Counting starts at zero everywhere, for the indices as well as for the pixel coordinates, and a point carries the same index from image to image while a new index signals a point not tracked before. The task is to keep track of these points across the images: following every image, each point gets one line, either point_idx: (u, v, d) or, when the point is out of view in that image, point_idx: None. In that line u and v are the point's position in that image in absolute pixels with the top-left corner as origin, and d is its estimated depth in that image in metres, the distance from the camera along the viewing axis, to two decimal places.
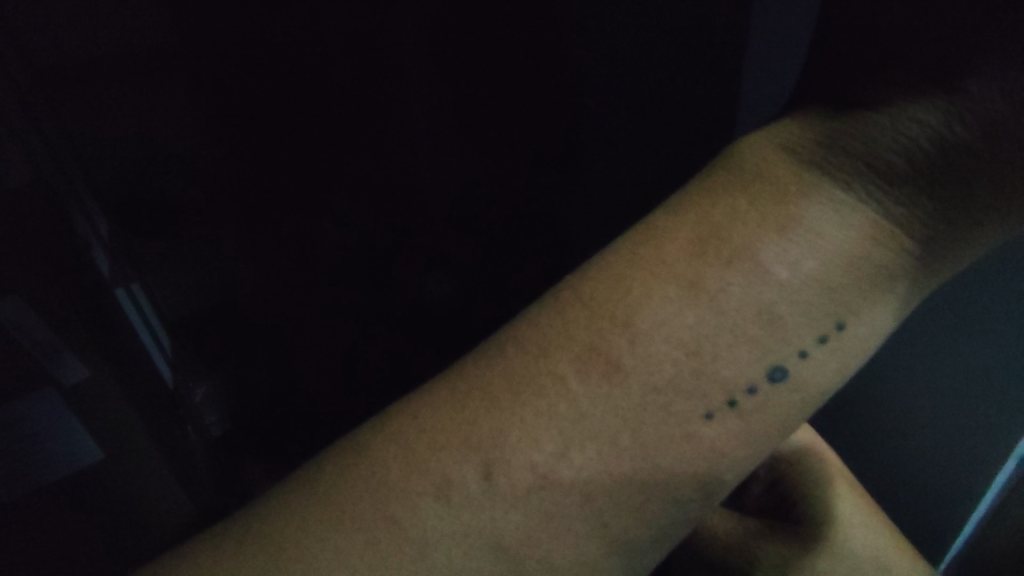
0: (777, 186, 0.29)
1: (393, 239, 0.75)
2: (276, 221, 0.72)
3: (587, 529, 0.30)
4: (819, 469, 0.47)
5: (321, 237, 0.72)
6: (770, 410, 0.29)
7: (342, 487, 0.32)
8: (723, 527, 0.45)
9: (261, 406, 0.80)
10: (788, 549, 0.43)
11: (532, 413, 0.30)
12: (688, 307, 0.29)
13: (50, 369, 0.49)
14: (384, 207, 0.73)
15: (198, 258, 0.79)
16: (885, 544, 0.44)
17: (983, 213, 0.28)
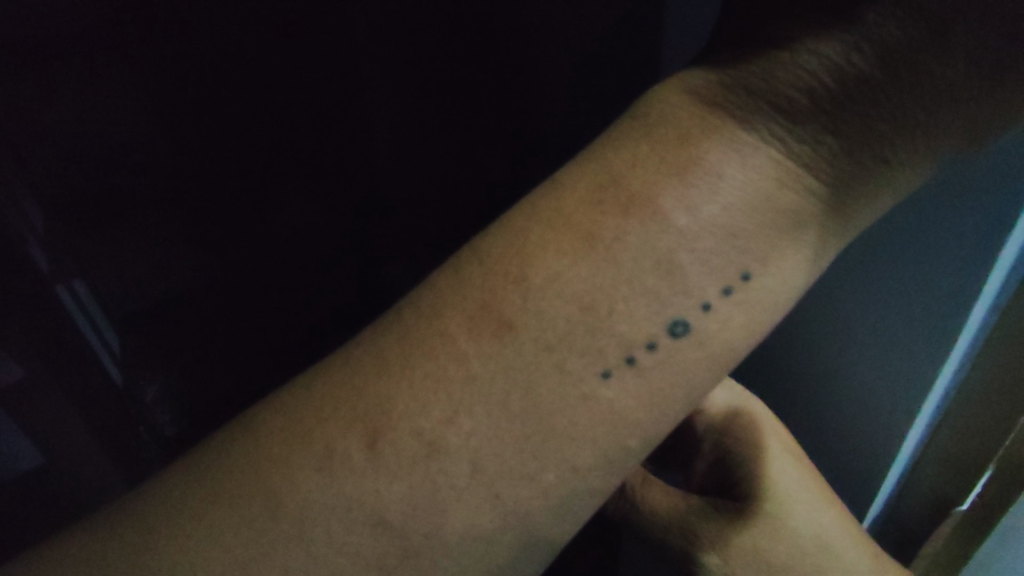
0: (678, 129, 0.27)
1: (257, 209, 0.47)
2: (126, 193, 0.43)
3: (478, 500, 0.27)
4: (753, 432, 0.45)
5: (181, 219, 0.46)
6: (672, 369, 0.27)
7: (227, 465, 0.29)
8: (653, 495, 0.44)
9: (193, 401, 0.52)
10: (726, 526, 0.40)
11: (421, 375, 0.28)
12: (582, 258, 0.27)
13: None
14: (246, 163, 0.45)
15: (103, 257, 0.45)
16: (833, 523, 0.41)
17: (890, 149, 0.26)
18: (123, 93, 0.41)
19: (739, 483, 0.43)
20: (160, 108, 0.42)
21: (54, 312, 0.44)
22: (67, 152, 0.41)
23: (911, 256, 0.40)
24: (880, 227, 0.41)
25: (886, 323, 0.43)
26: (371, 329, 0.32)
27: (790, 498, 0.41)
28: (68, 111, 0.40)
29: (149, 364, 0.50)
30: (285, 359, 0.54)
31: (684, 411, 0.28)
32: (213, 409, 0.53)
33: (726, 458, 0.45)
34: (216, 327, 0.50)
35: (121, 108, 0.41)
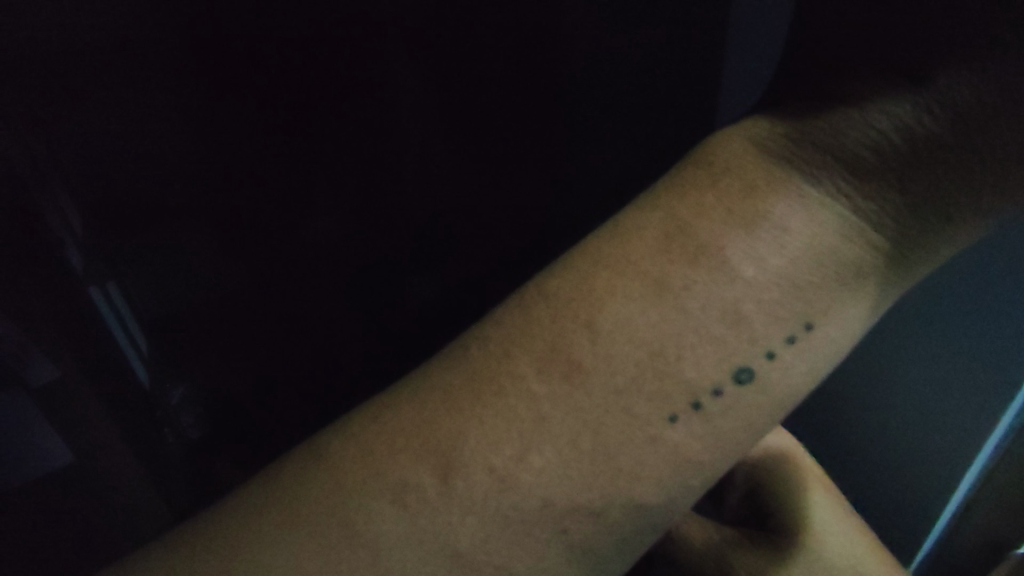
0: (745, 181, 0.28)
1: (306, 239, 0.51)
2: (190, 226, 0.48)
3: (548, 534, 0.29)
4: (791, 472, 0.47)
5: (237, 249, 0.50)
6: (736, 413, 0.28)
7: (300, 494, 0.31)
8: (691, 529, 0.45)
9: (236, 410, 0.57)
10: (765, 559, 0.42)
11: (493, 414, 0.29)
12: (651, 306, 0.28)
13: (16, 372, 0.44)
14: (297, 200, 0.50)
15: (167, 278, 0.50)
16: (864, 550, 0.43)
17: (954, 207, 0.27)
18: (187, 141, 0.45)
19: (773, 515, 0.45)
20: (195, 137, 0.45)
21: (87, 310, 0.47)
22: (137, 191, 0.46)
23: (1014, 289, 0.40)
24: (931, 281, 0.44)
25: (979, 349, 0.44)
26: (436, 359, 0.33)
27: (822, 526, 0.43)
28: (142, 154, 0.45)
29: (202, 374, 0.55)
30: (326, 375, 0.58)
31: (745, 453, 0.29)
32: (261, 418, 0.58)
33: (757, 489, 0.47)
34: (265, 342, 0.55)
35: (185, 155, 0.45)
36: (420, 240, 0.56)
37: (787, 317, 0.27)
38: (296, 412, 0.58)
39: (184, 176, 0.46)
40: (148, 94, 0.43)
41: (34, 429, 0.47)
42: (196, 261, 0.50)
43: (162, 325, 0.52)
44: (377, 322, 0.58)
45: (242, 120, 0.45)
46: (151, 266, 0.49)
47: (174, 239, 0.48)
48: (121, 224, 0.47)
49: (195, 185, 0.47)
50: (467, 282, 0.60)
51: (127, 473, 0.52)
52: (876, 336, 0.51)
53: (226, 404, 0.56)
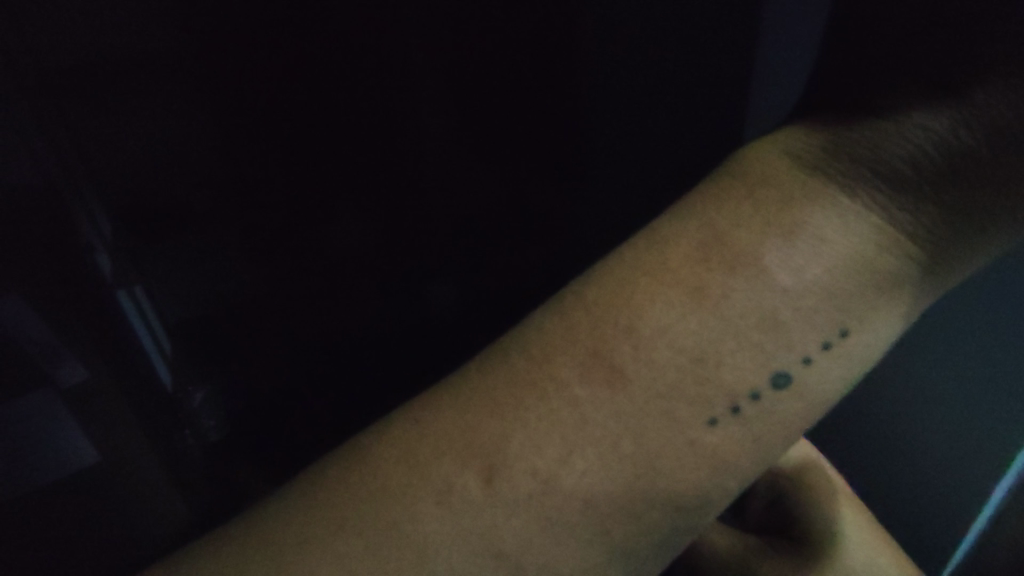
0: (782, 192, 0.29)
1: (335, 243, 0.52)
2: (221, 232, 0.49)
3: (590, 535, 0.29)
4: (812, 481, 0.48)
5: (266, 254, 0.51)
6: (773, 416, 0.29)
7: (346, 497, 0.32)
8: (713, 536, 0.46)
9: (263, 416, 0.57)
10: (791, 564, 0.43)
11: (536, 417, 0.30)
12: (691, 312, 0.29)
13: (49, 371, 0.45)
14: (327, 205, 0.51)
15: (195, 285, 0.50)
16: (884, 555, 0.45)
17: (988, 218, 0.27)
18: (221, 148, 0.46)
19: (797, 524, 0.46)
20: (225, 139, 0.45)
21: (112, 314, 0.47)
22: (168, 196, 0.46)
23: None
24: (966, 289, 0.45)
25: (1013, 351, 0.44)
26: (475, 364, 0.34)
27: (846, 532, 0.45)
28: (176, 161, 0.45)
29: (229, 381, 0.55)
30: (352, 380, 0.59)
31: (780, 456, 0.30)
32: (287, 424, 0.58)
33: (780, 496, 0.48)
34: (292, 347, 0.56)
35: (218, 161, 0.46)
36: (446, 246, 0.56)
37: (825, 323, 0.28)
38: (322, 418, 0.59)
39: (217, 182, 0.47)
40: (185, 102, 0.44)
41: (62, 431, 0.47)
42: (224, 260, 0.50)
43: (187, 328, 0.52)
44: (403, 326, 0.59)
45: (270, 124, 0.46)
46: (177, 268, 0.49)
47: (204, 245, 0.49)
48: (152, 229, 0.47)
49: (223, 188, 0.47)
50: (492, 288, 0.60)
51: (155, 475, 0.52)
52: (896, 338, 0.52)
53: (253, 409, 0.57)
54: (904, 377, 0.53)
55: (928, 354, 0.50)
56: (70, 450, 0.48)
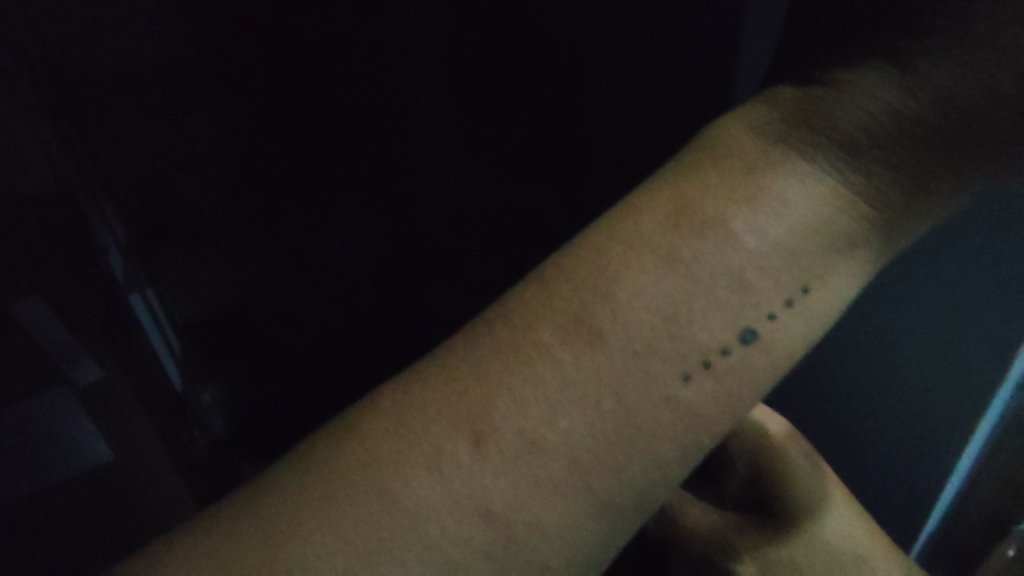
0: (746, 161, 0.31)
1: (352, 230, 0.65)
2: (259, 221, 0.62)
3: (574, 491, 0.31)
4: (786, 456, 0.49)
5: (295, 237, 0.64)
6: (743, 370, 0.31)
7: (337, 473, 0.33)
8: (696, 515, 0.49)
9: (288, 373, 0.72)
10: (765, 543, 0.46)
11: (520, 381, 0.31)
12: (664, 275, 0.30)
13: (65, 371, 0.59)
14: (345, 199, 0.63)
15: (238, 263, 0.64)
16: (861, 535, 0.46)
17: (935, 180, 0.30)
18: (256, 153, 0.58)
19: (777, 505, 0.47)
20: (258, 145, 0.57)
21: (121, 311, 0.62)
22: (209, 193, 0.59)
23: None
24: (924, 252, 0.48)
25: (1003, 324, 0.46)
26: (461, 336, 0.35)
27: (826, 515, 0.46)
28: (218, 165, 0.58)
29: (269, 339, 0.69)
30: (369, 342, 0.72)
31: (750, 409, 0.32)
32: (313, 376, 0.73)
33: (761, 477, 0.48)
34: (318, 314, 0.69)
35: (253, 162, 0.58)
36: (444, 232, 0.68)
37: (787, 281, 0.30)
38: (347, 372, 0.73)
39: (250, 180, 0.59)
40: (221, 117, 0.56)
41: (79, 428, 0.62)
42: (228, 260, 0.64)
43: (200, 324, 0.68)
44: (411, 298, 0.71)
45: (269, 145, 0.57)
46: (202, 265, 0.65)
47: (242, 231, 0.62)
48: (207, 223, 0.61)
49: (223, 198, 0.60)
50: (483, 268, 0.71)
51: (158, 461, 0.68)
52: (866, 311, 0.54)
53: (284, 363, 0.71)
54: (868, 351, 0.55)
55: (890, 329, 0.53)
56: (82, 442, 0.62)
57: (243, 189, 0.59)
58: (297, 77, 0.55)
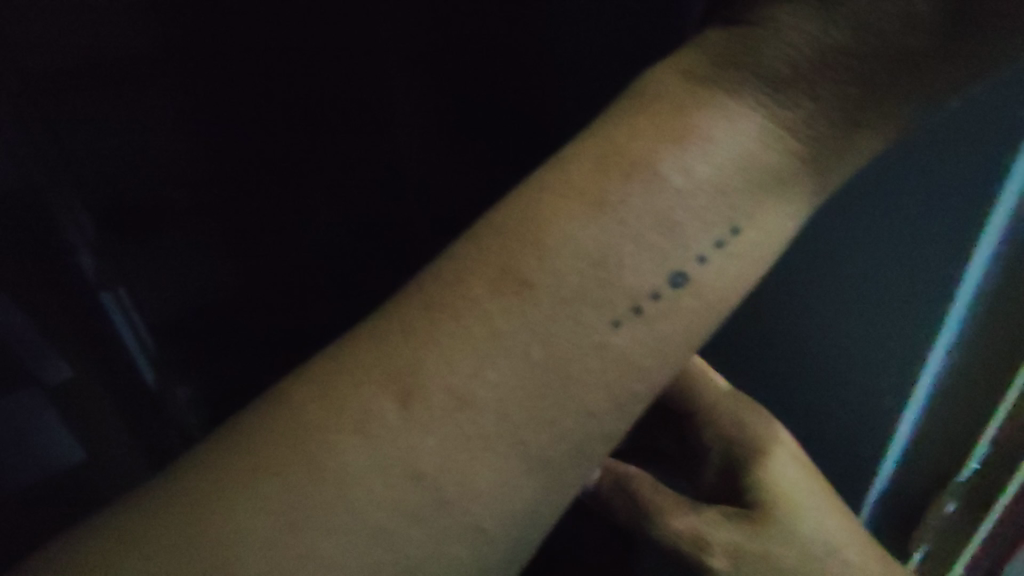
0: (673, 103, 0.30)
1: (283, 200, 0.55)
2: (184, 196, 0.53)
3: (505, 447, 0.30)
4: (759, 441, 0.45)
5: (223, 215, 0.55)
6: (674, 314, 0.30)
7: (262, 442, 0.31)
8: (660, 500, 0.43)
9: (221, 370, 0.62)
10: (737, 535, 0.40)
11: (449, 337, 0.30)
12: (592, 220, 0.29)
13: (31, 368, 0.55)
14: (274, 163, 0.53)
15: (164, 251, 0.56)
16: (843, 528, 0.42)
17: (862, 114, 0.29)
18: (185, 123, 0.50)
19: (748, 491, 0.42)
20: (191, 115, 0.50)
21: (92, 306, 0.56)
22: (137, 174, 0.52)
23: (969, 242, 0.39)
24: (858, 209, 0.42)
25: (934, 308, 0.42)
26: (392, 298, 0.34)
27: (799, 502, 0.41)
28: (143, 140, 0.50)
29: (200, 336, 0.60)
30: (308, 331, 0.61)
31: (684, 358, 0.31)
32: (245, 369, 0.62)
33: (735, 462, 0.45)
34: (248, 297, 0.60)
35: (181, 132, 0.50)
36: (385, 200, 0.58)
37: (715, 221, 0.30)
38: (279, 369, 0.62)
39: (181, 152, 0.51)
40: (148, 83, 0.48)
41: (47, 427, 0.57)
42: (160, 254, 0.56)
43: (170, 330, 0.59)
44: (349, 279, 0.60)
45: (239, 134, 0.51)
46: (167, 274, 0.57)
47: (166, 210, 0.54)
48: (131, 207, 0.53)
49: (190, 199, 0.53)
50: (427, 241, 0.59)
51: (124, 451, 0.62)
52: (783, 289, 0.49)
53: (209, 355, 0.61)
54: (788, 335, 0.51)
55: (817, 297, 0.47)
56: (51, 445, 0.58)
57: (170, 162, 0.51)
58: (230, 36, 0.48)
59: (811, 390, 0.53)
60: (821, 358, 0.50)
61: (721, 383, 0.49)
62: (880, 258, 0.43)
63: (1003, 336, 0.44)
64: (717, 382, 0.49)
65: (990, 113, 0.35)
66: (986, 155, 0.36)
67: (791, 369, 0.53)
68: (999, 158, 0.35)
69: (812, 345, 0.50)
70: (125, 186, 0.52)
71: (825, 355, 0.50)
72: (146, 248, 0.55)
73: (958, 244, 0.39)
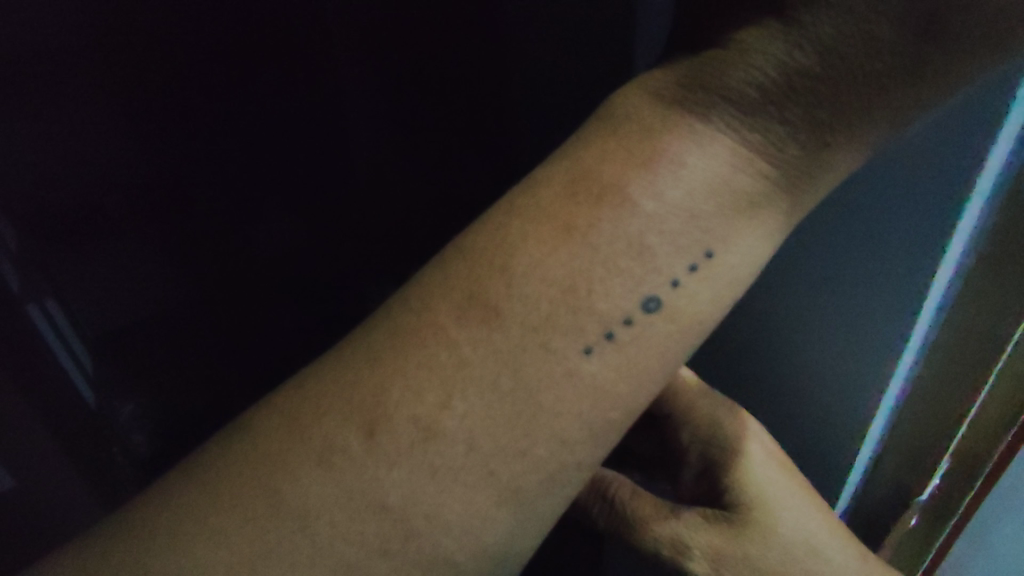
0: (642, 125, 0.30)
1: (245, 225, 0.51)
2: (140, 212, 0.49)
3: (475, 478, 0.29)
4: (736, 442, 0.44)
5: (185, 236, 0.51)
6: (647, 339, 0.29)
7: (217, 482, 0.29)
8: (648, 513, 0.43)
9: (179, 395, 0.57)
10: (714, 537, 0.41)
11: (415, 366, 0.29)
12: (560, 245, 0.29)
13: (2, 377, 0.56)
14: (240, 185, 0.50)
15: (112, 269, 0.51)
16: (818, 525, 0.42)
17: (831, 133, 0.29)
18: (146, 136, 0.47)
19: (726, 495, 0.42)
20: (153, 125, 0.46)
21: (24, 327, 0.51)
22: (89, 186, 0.47)
23: (928, 247, 0.39)
24: (832, 229, 0.41)
25: (895, 314, 0.43)
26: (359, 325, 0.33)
27: (775, 503, 0.42)
28: (101, 152, 0.46)
29: (147, 362, 0.55)
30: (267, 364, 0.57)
31: (660, 385, 0.30)
32: (203, 400, 0.58)
33: (714, 469, 0.44)
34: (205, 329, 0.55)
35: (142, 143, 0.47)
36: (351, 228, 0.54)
37: (686, 244, 0.29)
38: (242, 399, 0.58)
39: (143, 166, 0.47)
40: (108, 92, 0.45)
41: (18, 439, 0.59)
42: (105, 276, 0.51)
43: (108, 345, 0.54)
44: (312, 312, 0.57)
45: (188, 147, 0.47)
46: (115, 291, 0.52)
47: (116, 227, 0.49)
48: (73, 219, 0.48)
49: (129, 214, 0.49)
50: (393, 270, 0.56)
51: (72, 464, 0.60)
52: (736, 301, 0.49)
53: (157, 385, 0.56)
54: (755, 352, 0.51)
55: (793, 317, 0.47)
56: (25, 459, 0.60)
57: (127, 175, 0.47)
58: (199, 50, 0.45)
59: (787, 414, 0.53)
60: (790, 373, 0.50)
61: (697, 386, 0.46)
62: (855, 276, 0.42)
63: (966, 346, 0.45)
64: (693, 385, 0.46)
65: (951, 128, 0.35)
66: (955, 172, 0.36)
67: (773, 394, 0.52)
68: (958, 166, 0.36)
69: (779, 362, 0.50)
70: (73, 198, 0.47)
71: (802, 376, 0.50)
72: (92, 265, 0.50)
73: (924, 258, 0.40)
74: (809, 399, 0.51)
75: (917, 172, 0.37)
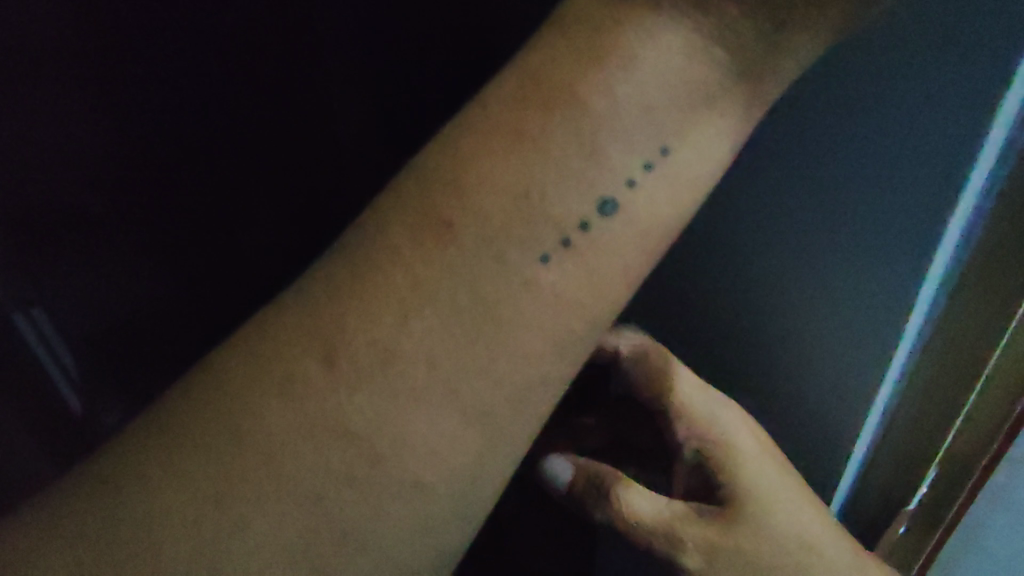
0: (591, 22, 0.28)
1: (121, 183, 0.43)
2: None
3: (438, 399, 0.28)
4: (732, 436, 0.41)
5: (51, 201, 0.43)
6: (605, 245, 0.29)
7: (180, 427, 0.29)
8: (638, 505, 0.39)
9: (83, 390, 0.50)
10: (708, 531, 0.39)
11: (371, 289, 0.28)
12: (510, 152, 0.28)
13: None
14: (105, 136, 0.42)
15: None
16: (814, 518, 0.40)
17: (787, 13, 0.28)
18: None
19: (724, 491, 0.40)
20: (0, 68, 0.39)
21: None
22: None
23: (911, 183, 0.33)
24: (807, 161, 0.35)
25: (890, 270, 0.36)
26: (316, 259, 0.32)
27: (771, 500, 0.40)
28: None
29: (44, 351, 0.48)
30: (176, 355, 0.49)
31: (624, 292, 0.30)
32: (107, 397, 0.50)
33: (707, 465, 0.41)
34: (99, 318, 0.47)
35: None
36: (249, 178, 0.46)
37: (639, 143, 0.28)
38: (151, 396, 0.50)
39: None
40: None
41: None
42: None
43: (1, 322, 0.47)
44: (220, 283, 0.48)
45: (190, 121, 0.43)
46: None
47: None
48: None
49: (144, 186, 0.44)
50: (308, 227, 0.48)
51: None
52: (709, 259, 0.43)
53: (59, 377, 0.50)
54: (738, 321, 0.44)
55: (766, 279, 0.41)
56: None
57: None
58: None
59: (794, 397, 0.44)
60: (769, 347, 0.44)
61: (684, 371, 0.44)
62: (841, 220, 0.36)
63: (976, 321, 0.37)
64: (680, 369, 0.44)
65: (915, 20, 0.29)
66: (955, 121, 0.30)
67: (768, 367, 0.44)
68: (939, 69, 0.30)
69: (759, 338, 0.44)
70: None
71: (785, 350, 0.43)
72: None
73: (914, 222, 0.34)
74: (794, 379, 0.44)
75: (909, 114, 0.31)
